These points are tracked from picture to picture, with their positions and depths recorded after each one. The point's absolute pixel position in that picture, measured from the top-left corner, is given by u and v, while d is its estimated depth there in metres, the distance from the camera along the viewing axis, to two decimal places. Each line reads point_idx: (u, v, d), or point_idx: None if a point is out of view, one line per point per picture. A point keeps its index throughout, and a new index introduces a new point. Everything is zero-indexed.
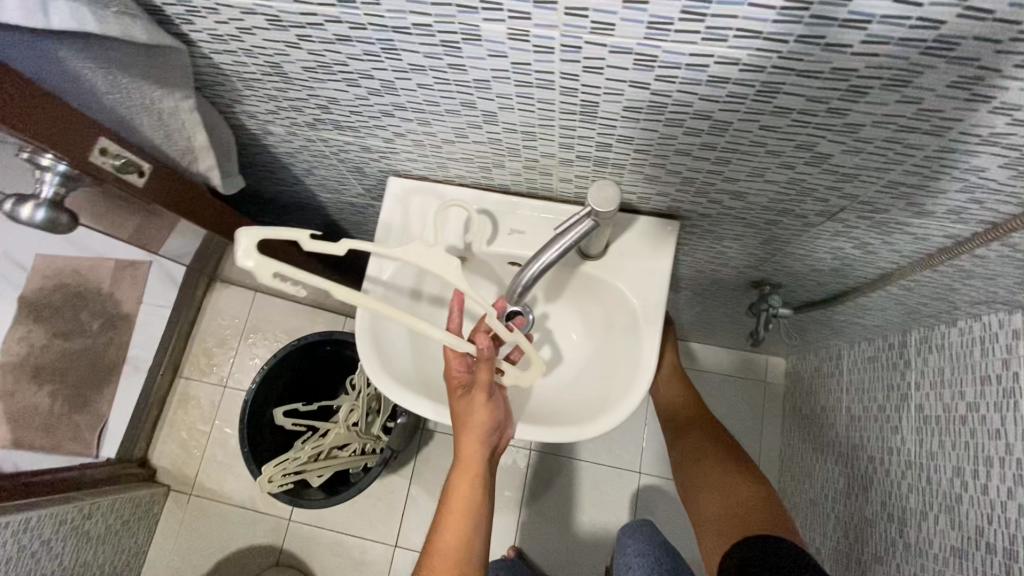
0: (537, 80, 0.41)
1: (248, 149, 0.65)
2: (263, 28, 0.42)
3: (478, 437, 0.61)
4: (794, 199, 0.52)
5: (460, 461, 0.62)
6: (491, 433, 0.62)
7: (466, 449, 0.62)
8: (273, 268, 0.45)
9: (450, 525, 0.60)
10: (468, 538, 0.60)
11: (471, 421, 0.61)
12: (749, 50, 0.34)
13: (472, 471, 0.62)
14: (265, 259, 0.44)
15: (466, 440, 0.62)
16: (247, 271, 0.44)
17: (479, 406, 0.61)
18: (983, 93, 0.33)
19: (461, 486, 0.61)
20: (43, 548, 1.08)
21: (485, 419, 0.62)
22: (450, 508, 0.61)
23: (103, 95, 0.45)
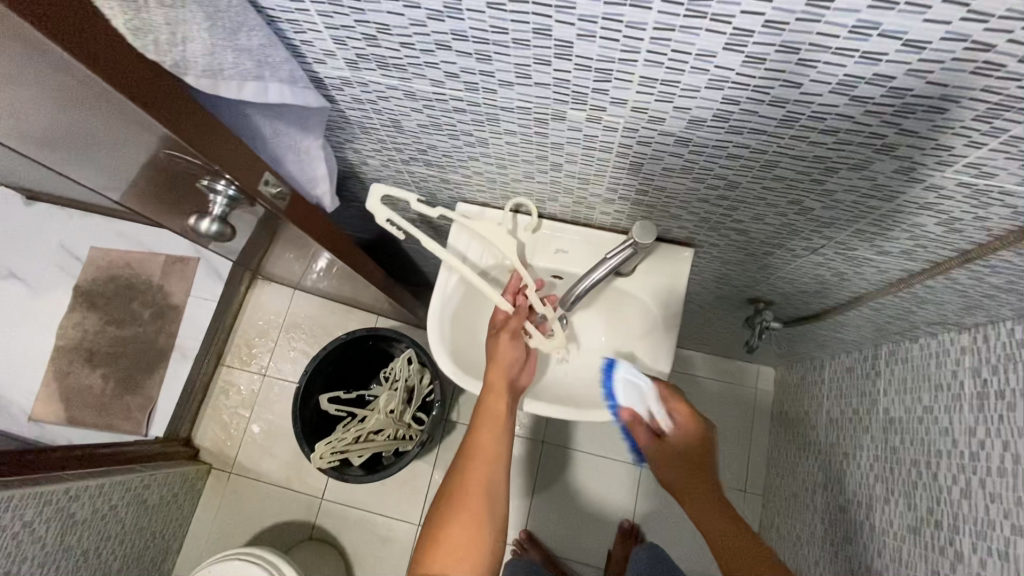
0: (601, 144, 0.55)
1: (342, 175, 0.79)
2: (398, 98, 0.56)
3: (506, 368, 0.74)
4: (785, 237, 0.67)
5: (489, 384, 0.73)
6: (515, 365, 0.76)
7: (495, 375, 0.74)
8: (387, 214, 0.65)
9: (485, 431, 0.70)
10: (499, 442, 0.70)
11: (499, 355, 0.75)
12: (756, 141, 0.48)
13: (502, 393, 0.73)
14: (383, 207, 0.65)
15: (495, 368, 0.74)
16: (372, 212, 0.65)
17: (506, 344, 0.75)
18: (917, 177, 0.48)
19: (493, 401, 0.72)
20: (111, 512, 1.19)
21: (510, 354, 0.75)
22: (483, 420, 0.71)
23: (265, 138, 0.58)
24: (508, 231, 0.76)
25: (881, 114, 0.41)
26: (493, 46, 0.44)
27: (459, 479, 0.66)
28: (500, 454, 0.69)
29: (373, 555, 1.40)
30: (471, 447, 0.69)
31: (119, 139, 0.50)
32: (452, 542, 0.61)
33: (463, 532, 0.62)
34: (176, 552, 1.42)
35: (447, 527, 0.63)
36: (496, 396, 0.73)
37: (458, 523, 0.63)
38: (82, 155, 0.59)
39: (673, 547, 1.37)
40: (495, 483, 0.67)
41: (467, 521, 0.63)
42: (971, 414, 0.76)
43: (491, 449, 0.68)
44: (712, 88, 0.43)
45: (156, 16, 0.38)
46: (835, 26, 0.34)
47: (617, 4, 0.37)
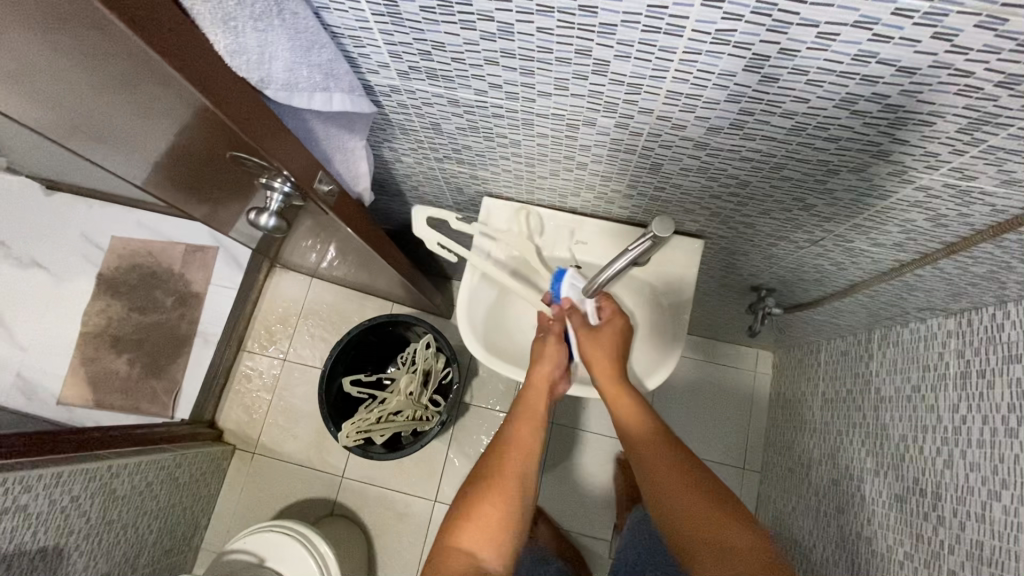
0: (625, 146, 0.61)
1: (376, 171, 0.85)
2: (441, 104, 0.62)
3: (550, 368, 0.80)
4: (789, 230, 0.73)
5: (532, 382, 0.80)
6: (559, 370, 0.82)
7: (539, 374, 0.80)
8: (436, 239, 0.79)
9: (524, 426, 0.76)
10: (535, 439, 0.76)
11: (544, 356, 0.82)
12: (768, 146, 0.54)
13: (542, 392, 0.80)
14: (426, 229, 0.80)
15: (541, 367, 0.81)
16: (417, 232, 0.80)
17: (552, 346, 0.81)
18: (908, 180, 0.54)
19: (535, 400, 0.79)
20: (147, 489, 1.26)
21: (556, 357, 0.81)
22: (522, 418, 0.77)
23: (319, 140, 0.64)
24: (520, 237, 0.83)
25: (878, 125, 0.47)
26: (537, 63, 0.50)
27: (496, 464, 0.71)
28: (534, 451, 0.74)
29: (392, 530, 1.48)
30: (510, 439, 0.74)
31: (196, 142, 0.55)
32: (483, 519, 0.65)
33: (494, 512, 0.66)
34: (204, 528, 1.49)
35: (478, 505, 0.67)
36: (537, 398, 0.79)
37: (490, 503, 0.67)
38: (150, 155, 0.65)
39: None
40: (527, 476, 0.72)
41: (497, 503, 0.67)
42: (956, 392, 0.83)
43: (528, 444, 0.74)
44: (731, 101, 0.49)
45: (249, 39, 0.44)
46: (840, 54, 0.40)
47: (653, 32, 0.42)
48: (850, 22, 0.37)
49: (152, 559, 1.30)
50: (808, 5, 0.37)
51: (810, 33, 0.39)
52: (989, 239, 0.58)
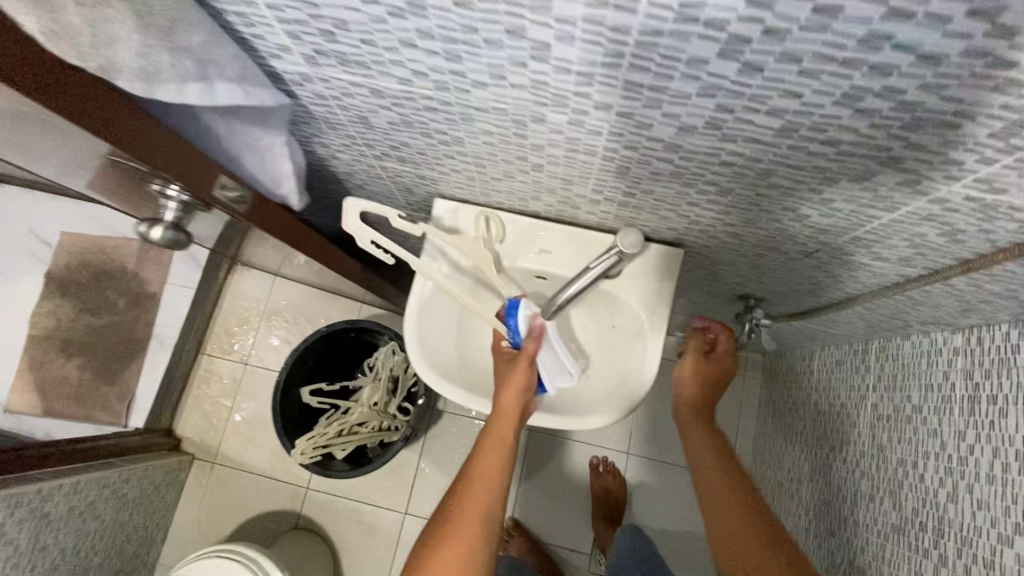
0: (585, 147, 0.51)
1: (313, 169, 0.75)
2: (364, 95, 0.51)
3: (517, 394, 0.72)
4: (779, 241, 0.64)
5: (498, 409, 0.72)
6: (528, 391, 0.73)
7: (505, 399, 0.72)
8: (370, 237, 0.63)
9: (486, 461, 0.69)
10: (501, 473, 0.69)
11: (510, 379, 0.72)
12: (751, 149, 0.45)
13: (508, 420, 0.71)
14: (364, 226, 0.64)
15: (507, 391, 0.72)
16: (352, 232, 0.64)
17: (521, 369, 0.72)
18: (922, 190, 0.45)
19: (499, 427, 0.71)
20: (88, 508, 1.18)
21: (524, 380, 0.72)
22: (485, 451, 0.70)
23: (223, 138, 0.54)
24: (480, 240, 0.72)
25: (887, 127, 0.38)
26: (463, 47, 0.40)
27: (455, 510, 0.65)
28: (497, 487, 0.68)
29: (360, 544, 1.40)
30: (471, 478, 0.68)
31: (63, 144, 0.46)
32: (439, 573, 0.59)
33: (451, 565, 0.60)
34: (161, 543, 1.42)
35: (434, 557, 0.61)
36: (503, 424, 0.71)
37: (449, 552, 0.61)
38: (28, 150, 0.55)
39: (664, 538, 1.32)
40: (490, 519, 0.65)
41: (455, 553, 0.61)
42: (962, 417, 0.75)
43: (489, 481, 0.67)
44: (704, 96, 0.39)
45: (73, 15, 0.34)
46: (841, 36, 0.31)
47: (600, 7, 0.32)
48: None
49: None
50: None
51: (801, 10, 0.29)
52: (1010, 260, 0.49)
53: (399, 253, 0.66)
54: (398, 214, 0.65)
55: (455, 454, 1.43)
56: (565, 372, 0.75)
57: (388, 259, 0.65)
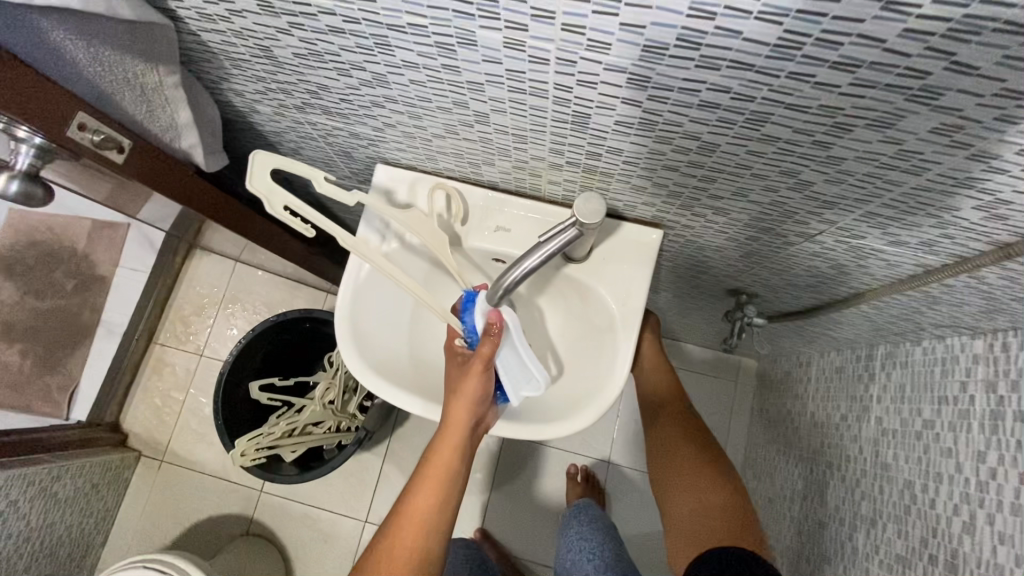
0: (530, 86, 0.40)
1: (234, 125, 0.64)
2: (254, 12, 0.41)
3: (467, 408, 0.59)
4: (775, 219, 0.53)
5: (444, 426, 0.60)
6: (482, 402, 0.60)
7: (453, 413, 0.59)
8: (285, 199, 0.51)
9: (426, 489, 0.60)
10: (443, 499, 0.60)
11: (461, 388, 0.59)
12: (738, 82, 0.34)
13: (454, 440, 0.60)
14: (278, 190, 0.51)
15: (456, 405, 0.59)
16: (260, 196, 0.50)
17: (472, 378, 0.58)
18: (963, 141, 0.34)
19: (445, 449, 0.60)
20: (9, 509, 1.06)
21: (478, 391, 0.59)
22: (426, 476, 0.60)
23: (85, 69, 0.43)
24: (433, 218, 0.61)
25: (926, 36, 0.27)
26: None
27: (388, 542, 0.58)
28: (438, 515, 0.60)
29: (315, 554, 1.29)
30: (410, 504, 0.60)
31: None
32: None
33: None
34: (100, 547, 1.31)
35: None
36: (449, 446, 0.60)
37: None
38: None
39: (646, 554, 1.20)
40: (427, 554, 0.58)
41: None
42: (982, 436, 0.64)
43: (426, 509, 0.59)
44: None
45: None
46: None
47: None
48: None
49: None
50: None
51: None
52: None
53: (325, 223, 0.53)
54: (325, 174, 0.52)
55: None
56: (530, 378, 0.61)
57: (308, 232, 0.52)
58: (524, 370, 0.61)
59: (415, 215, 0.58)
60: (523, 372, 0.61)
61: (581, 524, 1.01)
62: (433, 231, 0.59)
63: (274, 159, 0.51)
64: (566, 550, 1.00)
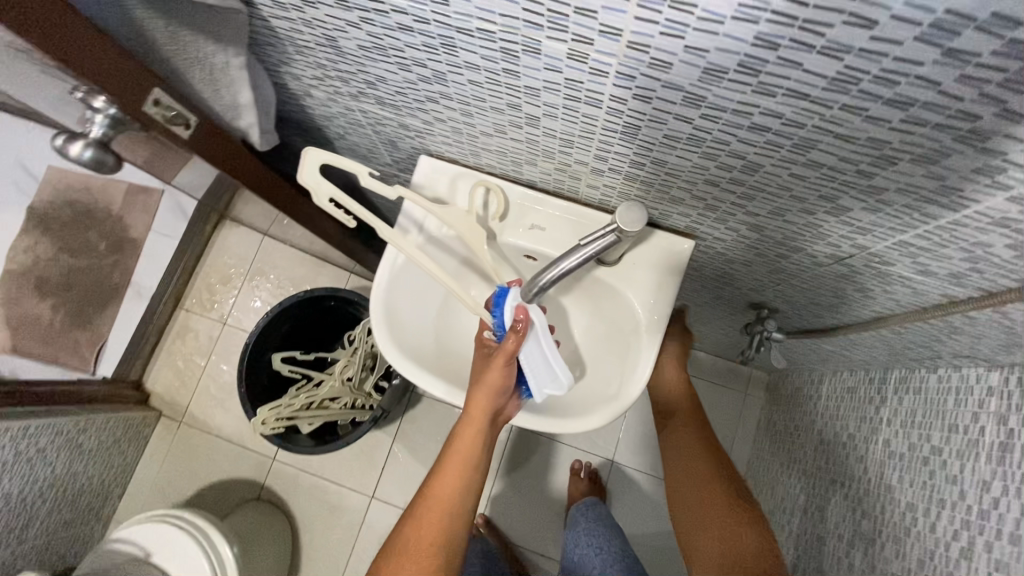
0: (586, 95, 0.42)
1: (286, 107, 0.66)
2: (328, 5, 0.43)
3: (488, 397, 0.61)
4: (807, 240, 0.55)
5: (465, 414, 0.62)
6: (503, 393, 0.62)
7: (475, 402, 0.62)
8: (331, 193, 0.53)
9: (449, 472, 0.63)
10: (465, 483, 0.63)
11: (483, 379, 0.62)
12: (792, 109, 0.35)
13: (476, 426, 0.62)
14: (325, 181, 0.53)
15: (478, 395, 0.62)
16: (309, 188, 0.52)
17: (494, 369, 0.61)
18: (1002, 183, 0.35)
19: (466, 436, 0.62)
20: (38, 455, 1.11)
21: (500, 383, 0.61)
22: (450, 461, 0.63)
23: (161, 44, 0.46)
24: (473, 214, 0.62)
25: (982, 83, 0.28)
26: None
27: (413, 523, 0.61)
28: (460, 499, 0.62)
29: (322, 525, 1.33)
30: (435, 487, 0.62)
31: None
32: None
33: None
34: (117, 498, 1.36)
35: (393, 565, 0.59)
36: (471, 432, 0.62)
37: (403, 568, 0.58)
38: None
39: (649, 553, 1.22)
40: (451, 534, 0.61)
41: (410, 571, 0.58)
42: (988, 466, 0.65)
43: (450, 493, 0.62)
44: (742, 18, 0.29)
45: None
46: None
47: None
48: None
49: (45, 531, 1.17)
50: None
51: None
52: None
53: (369, 217, 0.55)
54: (369, 170, 0.53)
55: (430, 442, 1.37)
56: (553, 378, 0.63)
57: (351, 223, 0.54)
58: (551, 369, 0.62)
59: (451, 212, 0.60)
60: (549, 371, 0.62)
61: (589, 520, 1.04)
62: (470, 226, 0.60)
63: (324, 154, 0.52)
64: (574, 543, 1.03)
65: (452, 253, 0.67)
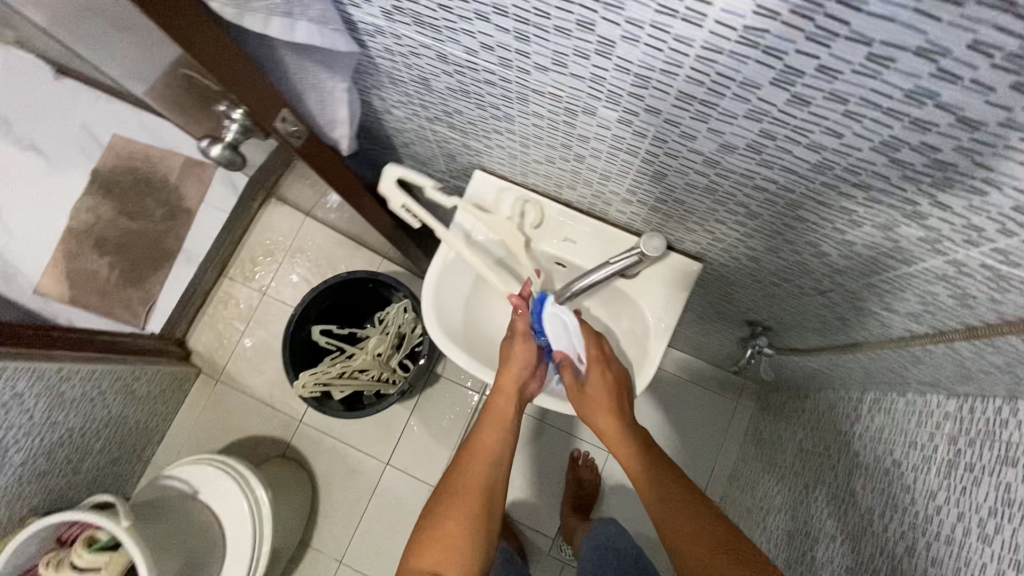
0: (627, 146, 0.53)
1: (366, 119, 0.78)
2: (429, 58, 0.54)
3: (517, 369, 0.74)
4: (796, 273, 0.66)
5: (499, 384, 0.74)
6: (528, 369, 0.75)
7: (506, 374, 0.74)
8: (401, 200, 0.72)
9: (490, 430, 0.71)
10: (501, 445, 0.70)
11: (513, 355, 0.75)
12: (786, 178, 0.47)
13: (508, 395, 0.73)
14: (399, 193, 0.72)
15: (509, 368, 0.74)
16: (386, 194, 0.72)
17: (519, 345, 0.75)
18: (939, 249, 0.46)
19: (500, 404, 0.72)
20: (97, 396, 1.24)
21: (523, 357, 0.75)
22: (487, 423, 0.72)
23: (291, 72, 0.57)
24: (514, 224, 0.74)
25: (918, 182, 0.39)
26: (534, 29, 0.42)
27: (457, 477, 0.67)
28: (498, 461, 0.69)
29: (339, 484, 1.46)
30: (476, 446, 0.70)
31: (151, 40, 0.50)
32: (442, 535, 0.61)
33: (454, 528, 0.62)
34: (157, 443, 1.50)
35: (440, 525, 0.63)
36: (503, 402, 0.73)
37: (453, 516, 0.63)
38: (131, 40, 0.58)
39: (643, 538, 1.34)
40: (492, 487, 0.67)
41: (458, 525, 0.62)
42: (937, 479, 0.73)
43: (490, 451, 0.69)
44: (750, 118, 0.41)
45: None
46: (891, 86, 0.32)
47: (668, 15, 0.34)
48: (912, 47, 0.29)
49: (95, 465, 1.30)
50: (861, 17, 0.29)
51: (858, 53, 0.31)
52: (987, 337, 0.50)
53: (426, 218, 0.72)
54: (432, 184, 0.71)
55: (444, 419, 1.49)
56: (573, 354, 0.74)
57: (412, 222, 0.73)
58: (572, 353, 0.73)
59: (495, 219, 0.73)
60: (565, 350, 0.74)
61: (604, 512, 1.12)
62: (507, 230, 0.73)
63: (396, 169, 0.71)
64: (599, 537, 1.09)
65: (490, 254, 0.77)
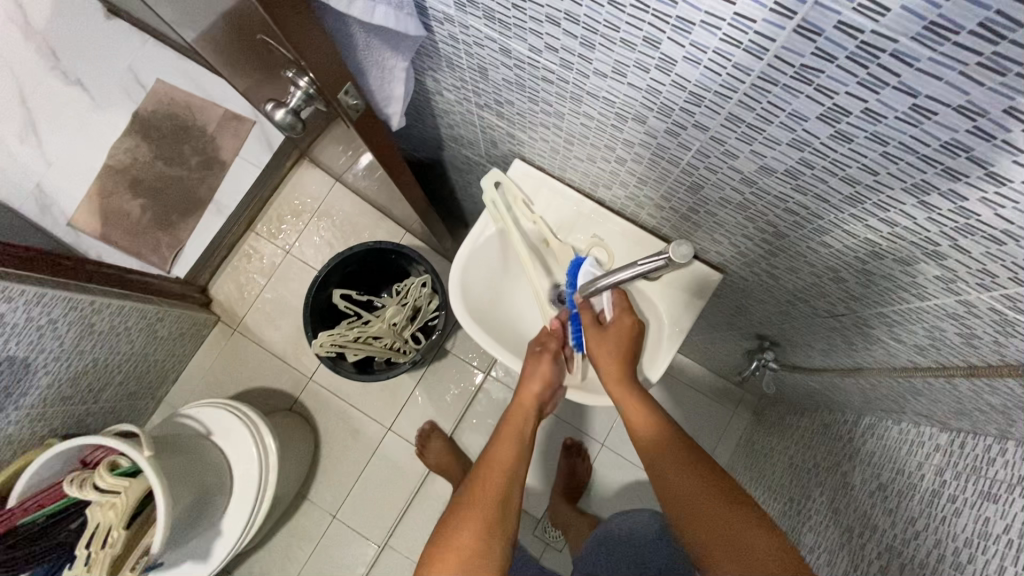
0: (669, 155, 0.56)
1: (416, 97, 0.81)
2: (492, 51, 0.57)
3: (539, 387, 0.77)
4: (812, 294, 0.69)
5: (517, 400, 0.77)
6: (547, 389, 0.78)
7: (526, 392, 0.77)
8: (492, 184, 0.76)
9: (504, 444, 0.71)
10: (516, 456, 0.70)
11: (535, 371, 0.78)
12: (816, 205, 0.49)
13: (524, 410, 0.76)
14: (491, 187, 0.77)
15: (529, 385, 0.77)
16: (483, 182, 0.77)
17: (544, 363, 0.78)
18: (952, 289, 0.49)
19: (516, 419, 0.75)
20: (123, 331, 1.29)
21: (546, 375, 0.78)
22: (503, 435, 0.73)
23: (359, 48, 0.60)
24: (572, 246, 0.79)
25: (941, 225, 0.42)
26: (600, 38, 0.45)
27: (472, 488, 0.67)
28: (514, 468, 0.69)
29: (340, 443, 1.51)
30: (489, 457, 0.70)
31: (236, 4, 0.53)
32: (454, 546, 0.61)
33: (466, 538, 0.61)
34: (170, 382, 1.56)
35: (452, 538, 0.62)
36: (515, 417, 0.76)
37: (466, 530, 0.62)
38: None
39: None
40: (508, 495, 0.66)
41: (469, 540, 0.61)
42: (918, 505, 0.77)
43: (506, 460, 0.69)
44: (793, 146, 0.43)
45: None
46: (929, 135, 0.35)
47: (731, 45, 0.37)
48: (953, 104, 0.32)
49: (113, 397, 1.36)
50: (913, 70, 0.31)
51: (903, 102, 0.34)
52: (987, 375, 0.53)
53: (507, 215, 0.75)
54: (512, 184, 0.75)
55: (448, 393, 1.54)
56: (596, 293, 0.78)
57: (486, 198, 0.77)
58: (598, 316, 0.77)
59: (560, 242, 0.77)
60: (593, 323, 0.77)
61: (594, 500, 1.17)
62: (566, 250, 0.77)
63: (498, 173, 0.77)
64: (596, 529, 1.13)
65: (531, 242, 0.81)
